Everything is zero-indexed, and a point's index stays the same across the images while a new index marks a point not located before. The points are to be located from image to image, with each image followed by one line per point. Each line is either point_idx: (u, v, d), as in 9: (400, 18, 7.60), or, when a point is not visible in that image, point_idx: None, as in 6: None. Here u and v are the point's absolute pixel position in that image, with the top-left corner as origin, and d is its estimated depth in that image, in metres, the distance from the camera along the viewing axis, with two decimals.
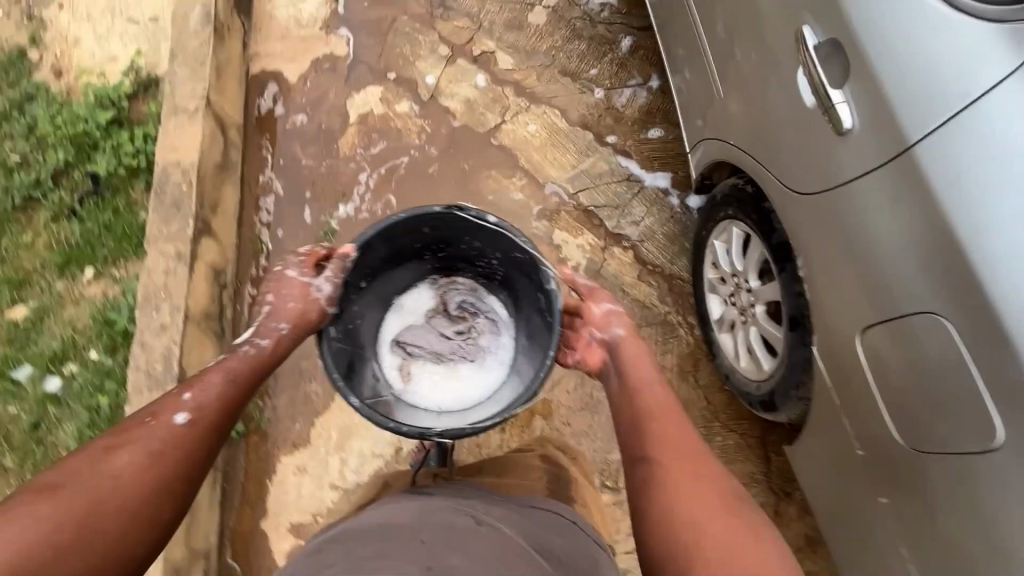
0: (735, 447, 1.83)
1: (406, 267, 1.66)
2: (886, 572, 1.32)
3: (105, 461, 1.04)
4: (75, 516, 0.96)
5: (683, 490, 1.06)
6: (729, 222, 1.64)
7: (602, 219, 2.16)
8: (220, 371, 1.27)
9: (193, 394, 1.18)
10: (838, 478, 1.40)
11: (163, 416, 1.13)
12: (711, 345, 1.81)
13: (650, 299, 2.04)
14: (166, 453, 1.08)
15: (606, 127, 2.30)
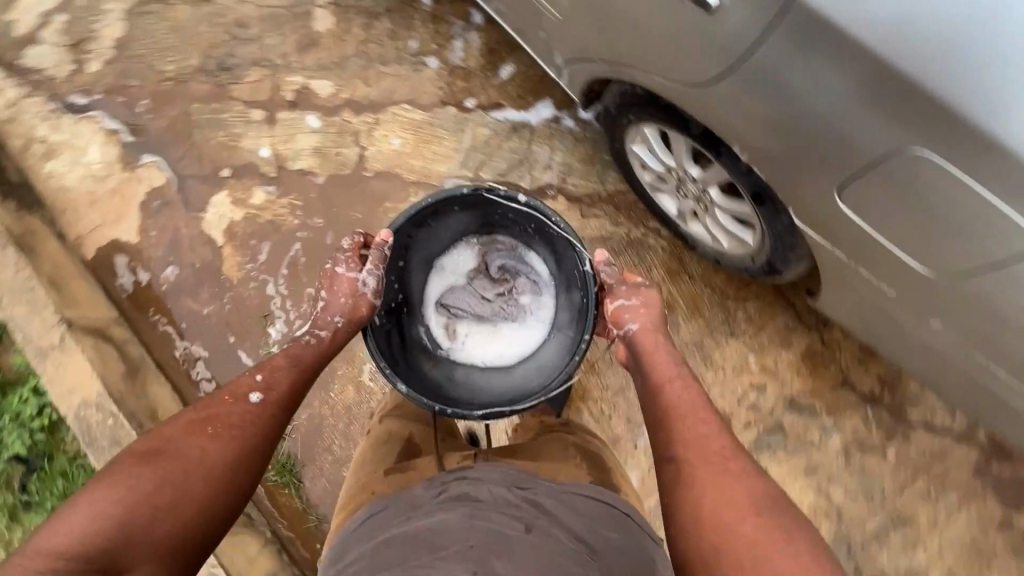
0: (759, 312, 1.80)
1: (448, 226, 1.68)
2: (957, 364, 1.34)
3: (183, 431, 1.15)
4: (146, 483, 1.04)
5: (718, 486, 1.09)
6: (637, 126, 1.52)
7: (515, 182, 2.00)
8: (280, 357, 1.36)
9: (265, 378, 1.28)
10: (874, 310, 1.38)
11: (242, 398, 1.23)
12: (686, 239, 1.74)
13: (606, 229, 1.93)
14: (223, 456, 1.13)
15: (462, 90, 2.08)
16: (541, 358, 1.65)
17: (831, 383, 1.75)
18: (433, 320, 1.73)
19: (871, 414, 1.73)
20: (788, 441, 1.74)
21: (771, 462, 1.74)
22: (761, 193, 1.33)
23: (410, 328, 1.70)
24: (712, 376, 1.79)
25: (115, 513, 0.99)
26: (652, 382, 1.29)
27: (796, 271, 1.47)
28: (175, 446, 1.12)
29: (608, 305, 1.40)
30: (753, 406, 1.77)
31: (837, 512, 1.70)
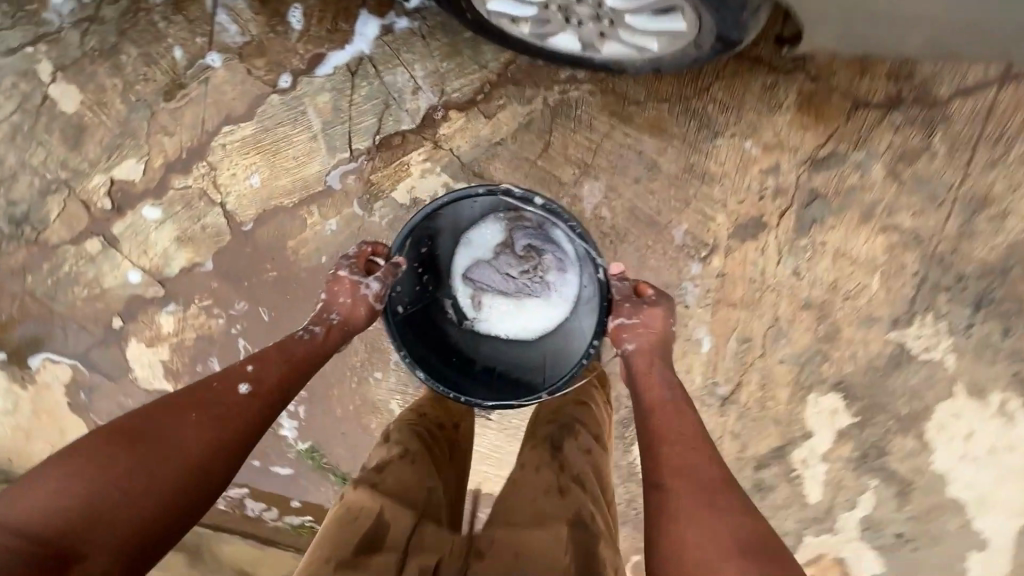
0: (729, 92, 1.49)
1: (470, 200, 1.53)
2: (966, 16, 1.14)
3: (166, 413, 1.12)
4: (120, 461, 1.01)
5: (701, 517, 1.02)
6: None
7: (396, 129, 1.62)
8: (270, 352, 1.33)
9: (254, 374, 1.26)
10: (858, 12, 1.15)
11: (232, 387, 1.21)
12: (614, 70, 1.38)
13: (521, 113, 1.57)
14: (202, 450, 1.10)
15: (268, 68, 1.62)
16: (563, 340, 1.57)
17: (843, 114, 1.47)
18: (461, 292, 1.62)
19: (901, 118, 1.46)
20: (831, 201, 1.52)
21: (825, 232, 1.53)
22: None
23: (437, 299, 1.62)
24: (720, 189, 1.54)
25: (87, 490, 0.97)
26: (648, 395, 1.30)
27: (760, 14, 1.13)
28: (154, 425, 1.09)
29: (608, 322, 1.40)
30: (777, 191, 1.53)
31: (914, 236, 1.52)
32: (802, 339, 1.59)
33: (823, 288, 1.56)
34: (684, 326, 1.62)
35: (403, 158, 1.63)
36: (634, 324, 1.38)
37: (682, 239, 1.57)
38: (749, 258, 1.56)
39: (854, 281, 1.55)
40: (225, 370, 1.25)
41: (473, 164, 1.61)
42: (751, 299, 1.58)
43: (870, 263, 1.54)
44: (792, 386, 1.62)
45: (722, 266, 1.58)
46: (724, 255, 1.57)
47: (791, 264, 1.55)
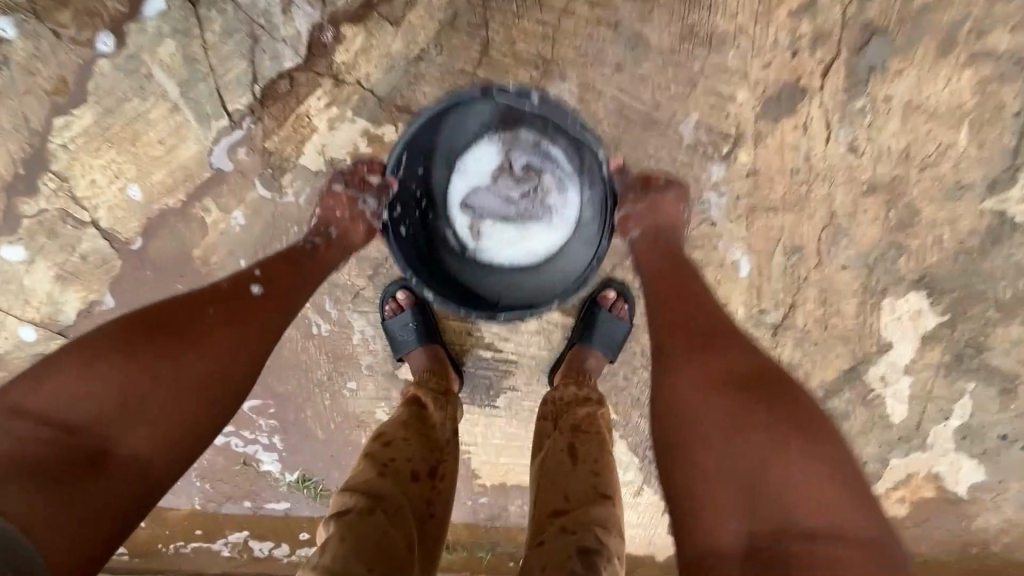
0: None
1: (468, 110, 1.10)
2: None
3: (181, 312, 0.99)
4: (129, 356, 0.91)
5: (752, 416, 0.86)
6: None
7: (279, 71, 1.16)
8: (279, 257, 1.12)
9: (267, 277, 1.07)
10: None
11: (244, 287, 1.04)
12: None
13: (440, 6, 1.11)
14: (207, 358, 0.95)
15: (81, 23, 1.15)
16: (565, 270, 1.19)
17: None
18: (459, 220, 1.19)
19: None
20: (894, 35, 1.08)
21: (889, 82, 1.10)
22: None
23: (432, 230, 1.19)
24: (737, 54, 1.10)
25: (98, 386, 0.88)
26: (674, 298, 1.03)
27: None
28: (166, 326, 0.96)
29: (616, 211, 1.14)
30: (818, 38, 1.08)
31: (1012, 60, 1.09)
32: (870, 233, 1.21)
33: (892, 161, 1.16)
34: (714, 250, 1.24)
35: (300, 110, 1.19)
36: (643, 211, 1.12)
37: (694, 135, 1.16)
38: (789, 141, 1.15)
39: (933, 141, 1.14)
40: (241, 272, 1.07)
41: (394, 95, 1.17)
42: (798, 196, 1.19)
43: (954, 112, 1.12)
44: (861, 294, 1.27)
45: (753, 161, 1.17)
46: (754, 145, 1.16)
47: (846, 138, 1.14)
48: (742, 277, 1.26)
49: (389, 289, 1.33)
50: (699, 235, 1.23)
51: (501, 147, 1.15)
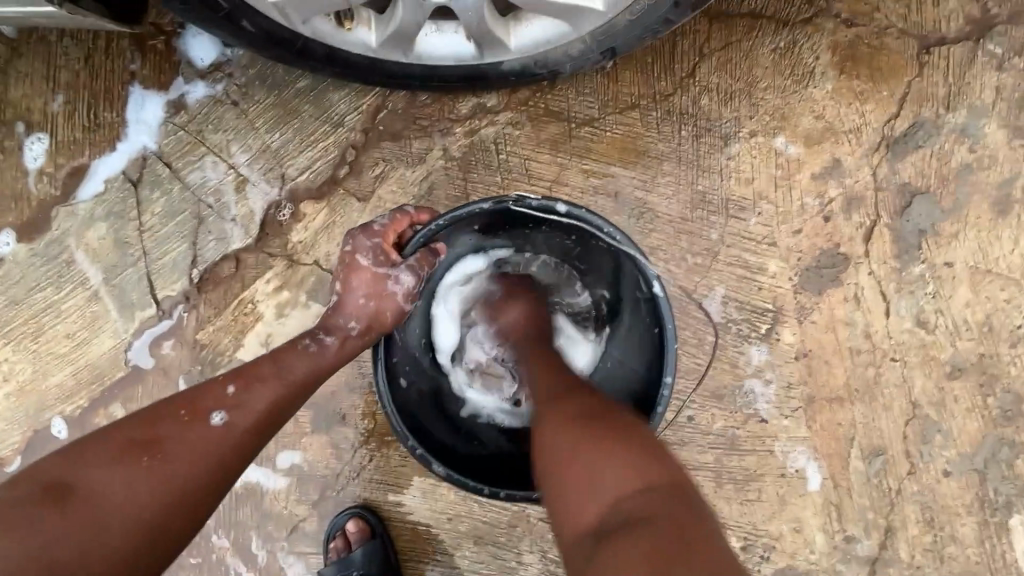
0: (728, 73, 0.93)
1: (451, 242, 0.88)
2: None
3: (115, 437, 0.62)
4: (28, 501, 0.56)
5: (598, 446, 0.57)
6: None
7: (224, 252, 0.99)
8: (263, 367, 0.71)
9: (240, 390, 0.68)
10: None
11: (201, 409, 0.66)
12: (542, 74, 0.81)
13: (415, 179, 0.97)
14: (136, 517, 0.58)
15: (2, 210, 1.00)
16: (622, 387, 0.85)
17: (916, 65, 0.91)
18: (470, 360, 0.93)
19: (1002, 48, 0.92)
20: (938, 196, 0.93)
21: (944, 247, 0.93)
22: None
23: (420, 366, 0.90)
24: (759, 221, 0.94)
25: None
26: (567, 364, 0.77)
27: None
28: (93, 454, 0.61)
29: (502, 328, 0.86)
30: (850, 202, 0.94)
31: None
32: (970, 427, 0.93)
33: (970, 335, 0.93)
34: (770, 455, 0.94)
35: (244, 295, 0.99)
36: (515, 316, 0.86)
37: (724, 312, 0.94)
38: (840, 315, 0.94)
39: (1017, 311, 0.93)
40: (210, 382, 0.69)
41: None
42: (862, 382, 0.94)
43: None
44: (980, 511, 0.93)
45: (800, 340, 0.95)
46: (798, 321, 0.94)
47: (908, 310, 0.94)
48: (813, 491, 0.94)
49: (338, 519, 0.99)
50: (747, 436, 0.95)
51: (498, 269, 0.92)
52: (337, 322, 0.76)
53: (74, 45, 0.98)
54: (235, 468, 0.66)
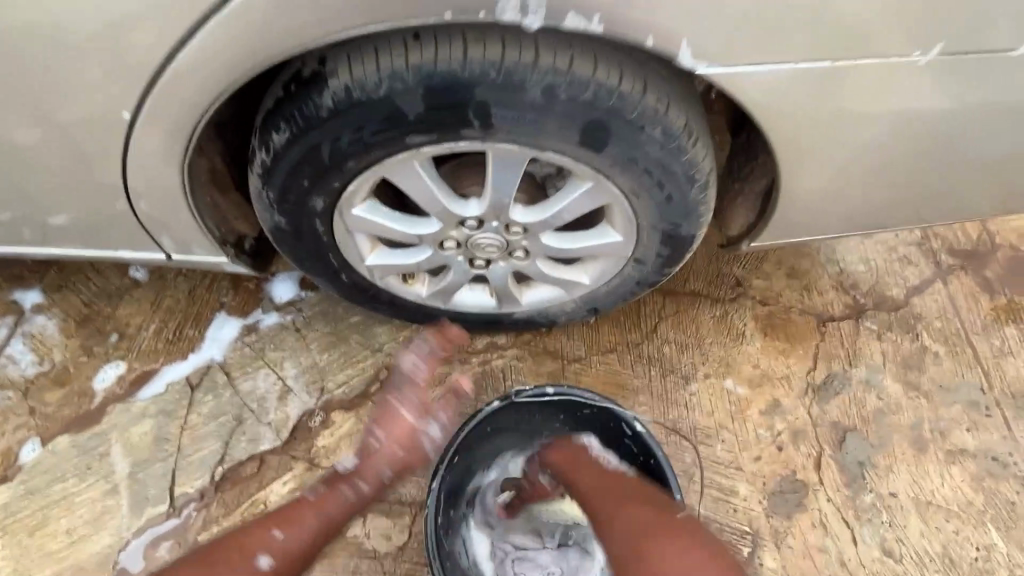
0: (681, 330, 1.22)
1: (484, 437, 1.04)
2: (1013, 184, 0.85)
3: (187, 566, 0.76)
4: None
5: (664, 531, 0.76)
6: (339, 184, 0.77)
7: (251, 453, 1.10)
8: (308, 513, 0.88)
9: (286, 534, 0.83)
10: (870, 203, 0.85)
11: (250, 552, 0.79)
12: (543, 323, 1.08)
13: (434, 397, 1.15)
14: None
15: (60, 403, 1.13)
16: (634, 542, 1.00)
17: (817, 332, 1.23)
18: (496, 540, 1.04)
19: (877, 324, 1.25)
20: (866, 433, 1.13)
21: (884, 479, 1.09)
22: (512, 85, 0.66)
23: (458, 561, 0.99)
24: (723, 447, 1.11)
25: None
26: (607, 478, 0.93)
27: (714, 193, 0.80)
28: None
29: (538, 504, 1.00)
30: (795, 435, 1.13)
31: (989, 457, 1.12)
32: None
33: (934, 567, 1.03)
34: None
35: (259, 496, 1.06)
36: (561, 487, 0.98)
37: None
38: (811, 541, 1.04)
39: (967, 543, 1.05)
40: (260, 522, 0.84)
41: None
42: None
43: (968, 509, 1.07)
44: None
45: (781, 564, 1.03)
46: (776, 545, 1.04)
47: (872, 538, 1.05)
48: None
49: None
50: None
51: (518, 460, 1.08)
52: (373, 470, 0.94)
53: (185, 282, 1.24)
54: None
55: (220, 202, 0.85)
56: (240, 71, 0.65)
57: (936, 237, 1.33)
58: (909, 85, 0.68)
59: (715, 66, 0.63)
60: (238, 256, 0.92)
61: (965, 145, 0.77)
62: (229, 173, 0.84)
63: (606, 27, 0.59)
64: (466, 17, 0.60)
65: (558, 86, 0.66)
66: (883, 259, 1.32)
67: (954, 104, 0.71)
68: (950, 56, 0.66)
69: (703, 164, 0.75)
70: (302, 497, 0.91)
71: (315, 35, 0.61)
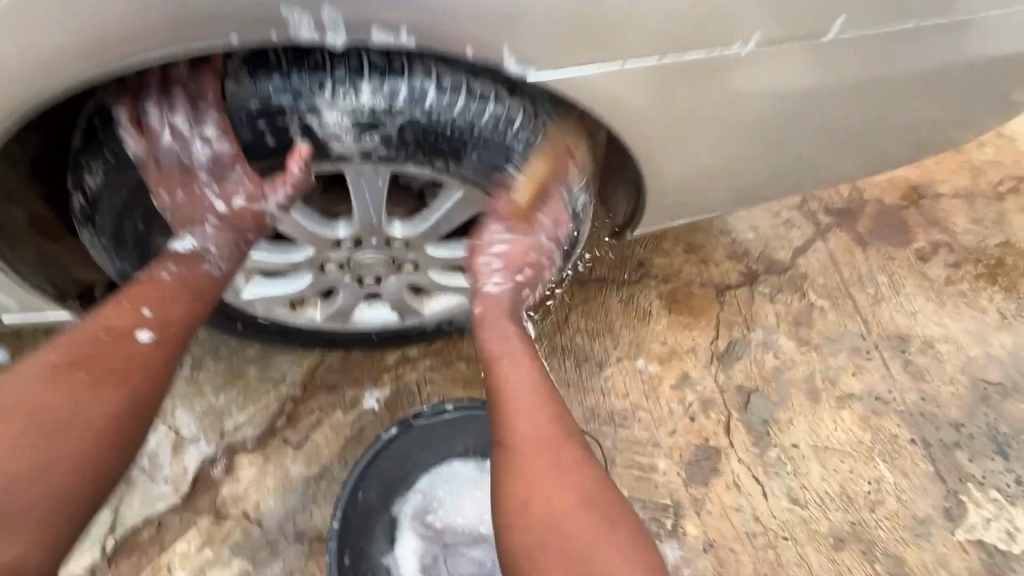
0: (591, 317, 1.24)
1: (390, 466, 0.98)
2: (871, 144, 0.89)
3: (20, 390, 0.58)
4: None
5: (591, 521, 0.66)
6: (214, 148, 0.62)
7: (147, 515, 1.00)
8: (171, 284, 0.67)
9: (160, 311, 0.66)
10: (748, 178, 0.87)
11: (122, 330, 0.63)
12: (452, 331, 1.06)
13: (347, 423, 1.09)
14: (83, 452, 0.58)
15: None
16: None
17: (717, 302, 1.29)
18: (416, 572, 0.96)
19: (769, 287, 1.32)
20: (767, 392, 1.20)
21: (787, 433, 1.17)
22: (341, 103, 0.62)
23: None
24: (640, 426, 1.15)
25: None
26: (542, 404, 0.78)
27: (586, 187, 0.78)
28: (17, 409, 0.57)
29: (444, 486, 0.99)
30: (705, 403, 1.18)
31: (873, 397, 1.22)
32: None
33: (835, 506, 1.12)
34: None
35: (161, 561, 0.97)
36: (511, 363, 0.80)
37: None
38: (727, 502, 1.10)
39: (861, 478, 1.14)
40: (139, 277, 0.68)
41: (286, 522, 1.01)
42: (767, 562, 1.06)
43: (859, 448, 1.17)
44: None
45: (703, 531, 1.08)
46: (697, 513, 1.09)
47: (781, 490, 1.12)
48: None
49: None
50: None
51: (424, 484, 1.00)
52: (196, 269, 0.69)
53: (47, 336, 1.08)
54: (163, 384, 0.66)
55: (54, 250, 0.75)
56: (8, 112, 0.55)
57: (813, 199, 1.44)
58: (736, 75, 0.69)
59: (546, 72, 0.61)
60: (86, 308, 0.82)
61: (816, 118, 0.80)
62: (59, 220, 0.73)
63: (421, 42, 0.57)
64: (259, 39, 0.54)
65: (388, 99, 0.62)
66: (770, 225, 1.40)
67: (790, 85, 0.73)
68: (767, 44, 0.67)
69: (567, 159, 0.73)
70: (137, 277, 0.68)
71: (93, 68, 0.53)
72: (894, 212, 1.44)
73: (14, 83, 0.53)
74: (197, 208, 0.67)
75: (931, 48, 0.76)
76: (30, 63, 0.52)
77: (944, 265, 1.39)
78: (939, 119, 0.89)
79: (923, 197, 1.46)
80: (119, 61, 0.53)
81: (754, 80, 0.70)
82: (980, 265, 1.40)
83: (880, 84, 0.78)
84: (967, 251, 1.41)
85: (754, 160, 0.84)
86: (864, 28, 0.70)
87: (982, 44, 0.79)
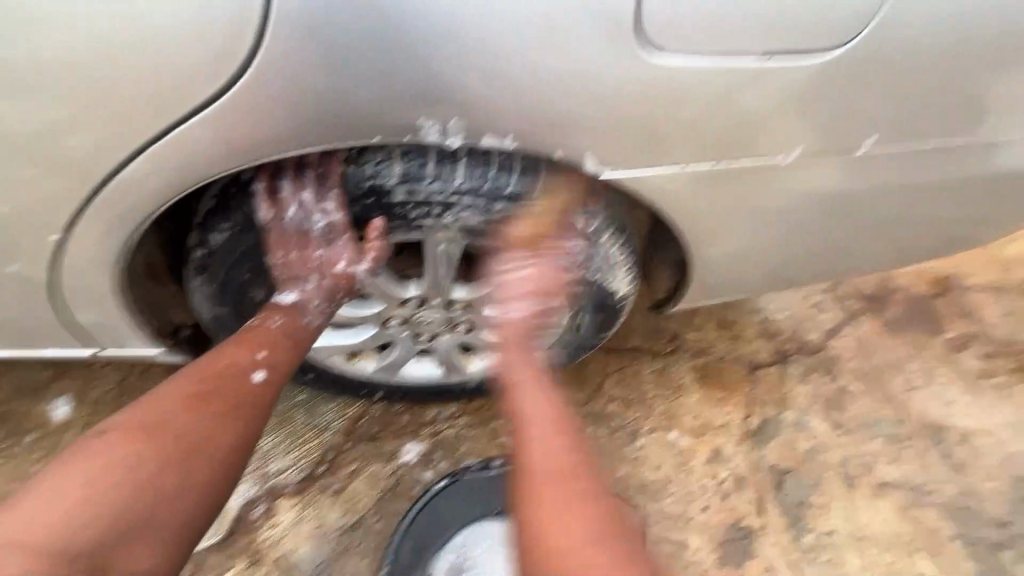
0: (625, 386, 1.28)
1: (433, 521, 1.02)
2: (901, 239, 0.95)
3: (164, 416, 0.66)
4: (134, 477, 0.61)
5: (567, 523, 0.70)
6: (330, 219, 0.74)
7: None
8: (279, 330, 0.78)
9: (273, 354, 0.75)
10: (784, 263, 0.94)
11: (240, 370, 0.72)
12: (493, 389, 1.11)
13: (385, 474, 1.12)
14: (211, 478, 0.66)
15: None
16: None
17: (748, 379, 1.31)
18: None
19: (801, 367, 1.35)
20: (801, 473, 1.20)
21: (822, 518, 1.16)
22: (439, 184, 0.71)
23: None
24: (672, 500, 1.16)
25: (79, 549, 0.56)
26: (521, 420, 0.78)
27: (633, 267, 0.87)
28: (162, 432, 0.65)
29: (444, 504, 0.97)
30: (738, 481, 1.18)
31: (911, 488, 1.20)
32: None
33: None
34: None
35: None
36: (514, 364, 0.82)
37: None
38: None
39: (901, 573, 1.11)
40: (251, 322, 0.78)
41: (320, 571, 1.03)
42: None
43: (898, 540, 1.15)
44: None
45: None
46: None
47: None
48: None
49: None
50: None
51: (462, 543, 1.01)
52: (296, 318, 0.80)
53: (117, 369, 1.16)
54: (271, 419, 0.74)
55: (157, 293, 0.85)
56: (167, 183, 0.65)
57: (842, 283, 1.48)
58: (781, 177, 0.78)
59: (618, 170, 0.71)
60: (173, 346, 0.90)
61: (847, 217, 0.87)
62: (166, 266, 0.83)
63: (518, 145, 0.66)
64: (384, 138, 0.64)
65: (474, 182, 0.71)
66: (800, 306, 1.44)
67: (828, 188, 0.81)
68: (815, 155, 0.76)
69: (620, 241, 0.82)
70: (249, 322, 0.78)
71: (250, 155, 0.64)
72: (924, 302, 1.47)
73: (178, 160, 0.63)
74: (304, 266, 0.78)
75: (958, 161, 0.84)
76: (190, 144, 0.62)
77: (977, 356, 1.40)
78: (964, 219, 0.96)
79: (953, 288, 1.50)
80: (263, 147, 0.63)
81: (795, 181, 0.79)
82: (1013, 358, 1.41)
83: (910, 188, 0.85)
84: (1001, 345, 1.42)
85: (791, 248, 0.91)
86: (902, 144, 0.78)
87: (1007, 158, 0.87)
